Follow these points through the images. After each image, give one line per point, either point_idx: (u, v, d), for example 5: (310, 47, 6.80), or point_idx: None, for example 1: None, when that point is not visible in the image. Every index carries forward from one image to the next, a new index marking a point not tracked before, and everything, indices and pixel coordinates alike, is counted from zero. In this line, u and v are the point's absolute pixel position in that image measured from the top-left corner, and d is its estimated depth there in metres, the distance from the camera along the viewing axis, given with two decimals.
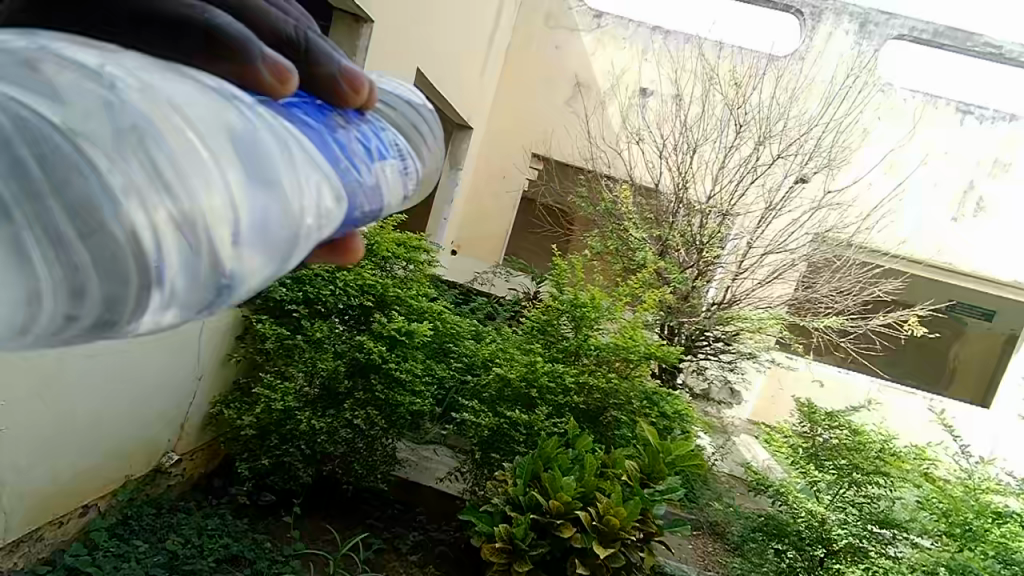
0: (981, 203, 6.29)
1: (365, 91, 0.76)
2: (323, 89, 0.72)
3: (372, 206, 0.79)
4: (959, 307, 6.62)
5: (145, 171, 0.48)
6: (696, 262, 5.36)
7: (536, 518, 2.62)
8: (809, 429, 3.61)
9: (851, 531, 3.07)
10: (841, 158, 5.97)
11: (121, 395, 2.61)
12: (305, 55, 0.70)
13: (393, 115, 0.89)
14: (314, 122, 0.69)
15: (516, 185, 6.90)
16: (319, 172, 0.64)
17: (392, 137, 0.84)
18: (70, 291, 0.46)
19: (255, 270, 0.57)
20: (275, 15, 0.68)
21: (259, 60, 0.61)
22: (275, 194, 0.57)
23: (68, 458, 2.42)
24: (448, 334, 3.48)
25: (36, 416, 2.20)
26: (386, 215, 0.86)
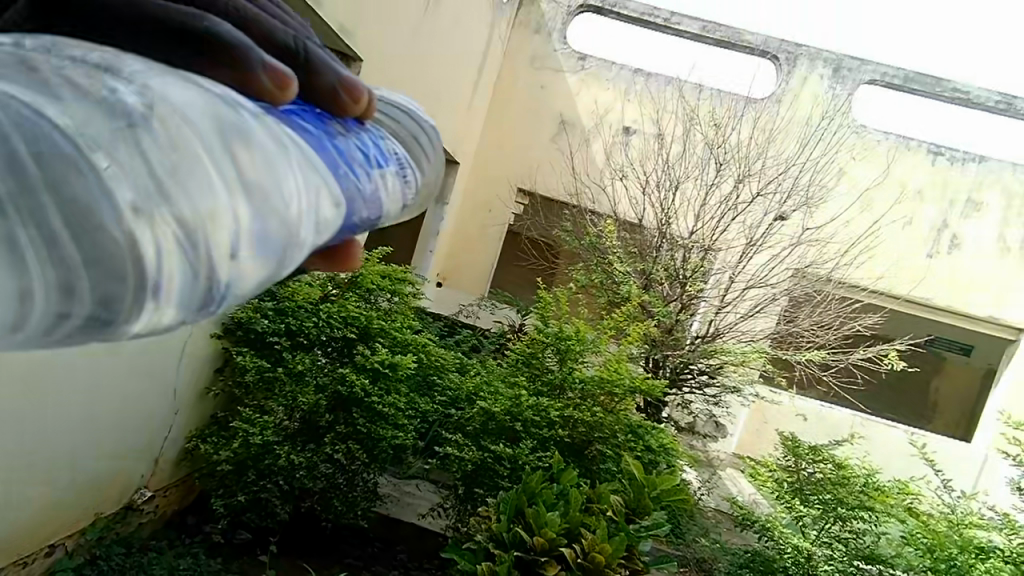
0: (955, 241, 6.45)
1: (365, 101, 0.75)
2: (322, 99, 0.71)
3: (371, 215, 0.76)
4: (939, 341, 7.00)
5: (144, 175, 0.48)
6: (679, 296, 5.41)
7: (520, 555, 2.54)
8: (793, 463, 3.59)
9: (837, 567, 3.05)
10: (818, 197, 6.13)
11: (105, 415, 2.57)
12: (304, 64, 0.70)
13: (393, 125, 0.87)
14: (314, 129, 0.68)
15: (501, 219, 6.95)
16: (318, 179, 0.63)
17: (392, 146, 0.82)
18: (61, 290, 0.46)
19: (253, 278, 0.57)
20: (275, 26, 0.69)
21: (260, 67, 0.61)
22: (274, 201, 0.56)
23: (47, 479, 2.37)
24: (432, 366, 3.45)
25: (34, 414, 2.18)
26: (382, 225, 0.82)
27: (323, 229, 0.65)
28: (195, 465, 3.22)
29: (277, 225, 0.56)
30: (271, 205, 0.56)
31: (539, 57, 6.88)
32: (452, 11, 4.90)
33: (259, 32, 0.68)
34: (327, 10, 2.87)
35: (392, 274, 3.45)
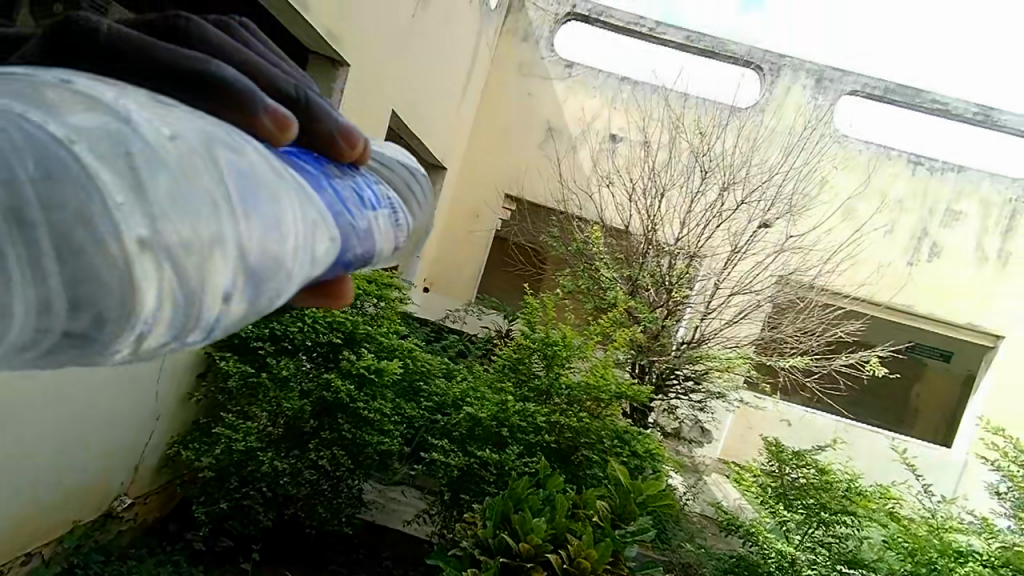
0: (935, 249, 6.56)
1: (361, 147, 0.76)
2: (321, 145, 0.72)
3: (365, 252, 0.73)
4: (920, 348, 7.21)
5: (146, 201, 0.46)
6: (665, 302, 5.49)
7: (506, 561, 2.52)
8: (777, 468, 3.61)
9: (820, 570, 3.08)
10: (801, 206, 6.22)
11: (95, 414, 2.56)
12: (305, 109, 0.72)
13: (389, 174, 0.88)
14: (312, 169, 0.68)
15: (489, 225, 6.96)
16: (316, 218, 0.60)
17: (386, 191, 0.81)
18: (38, 306, 0.44)
19: (239, 316, 0.54)
20: (278, 73, 0.70)
21: (262, 110, 0.61)
22: (272, 241, 0.53)
23: (37, 473, 2.35)
24: (419, 371, 3.43)
25: (35, 400, 2.19)
26: (375, 265, 0.81)
27: (318, 265, 0.63)
28: (177, 472, 3.17)
29: (271, 264, 0.53)
30: (270, 244, 0.53)
31: (527, 65, 6.90)
32: (441, 10, 4.87)
33: (262, 78, 0.68)
34: (315, 15, 2.86)
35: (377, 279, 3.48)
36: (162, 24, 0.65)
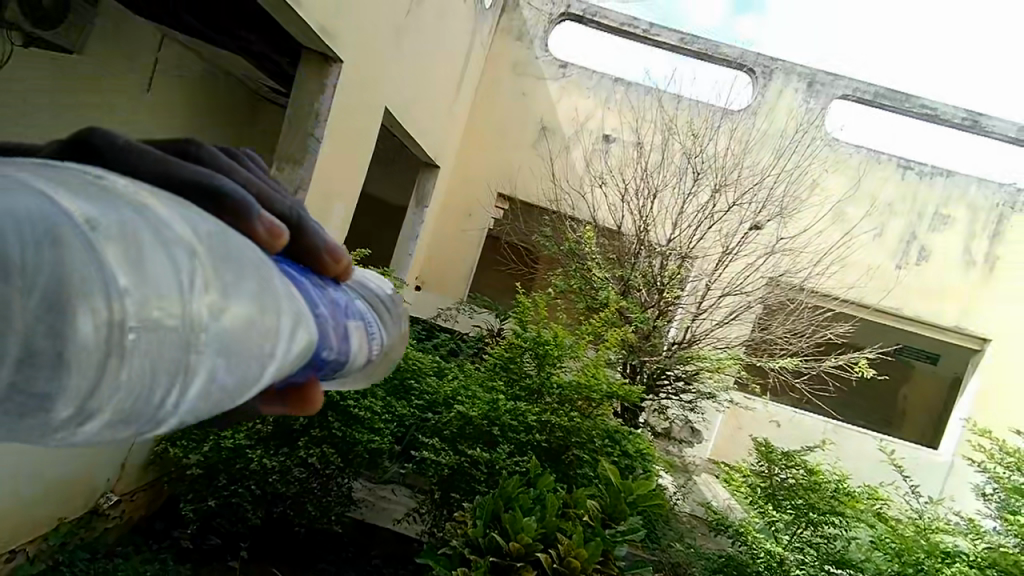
0: (923, 253, 6.62)
1: (344, 262, 0.76)
2: (307, 257, 0.70)
3: (338, 358, 0.71)
4: (908, 351, 7.29)
5: (141, 284, 0.47)
6: (656, 303, 5.50)
7: (496, 560, 2.50)
8: (766, 469, 3.68)
9: (809, 571, 3.07)
10: (791, 208, 6.27)
11: None
12: (296, 225, 0.70)
13: (368, 294, 0.88)
14: (296, 275, 0.66)
15: (483, 224, 6.95)
16: (295, 321, 0.60)
17: (360, 307, 0.81)
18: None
19: (201, 410, 0.53)
20: (275, 192, 0.70)
21: (257, 218, 0.60)
22: (245, 343, 0.54)
23: (21, 466, 2.32)
24: (409, 370, 3.41)
25: None
26: (346, 374, 0.77)
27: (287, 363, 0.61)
28: (165, 471, 3.14)
29: (239, 363, 0.54)
30: (243, 344, 0.54)
31: (521, 65, 6.90)
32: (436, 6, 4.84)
33: (259, 194, 0.67)
34: (309, 11, 2.83)
35: None
36: (169, 144, 0.65)
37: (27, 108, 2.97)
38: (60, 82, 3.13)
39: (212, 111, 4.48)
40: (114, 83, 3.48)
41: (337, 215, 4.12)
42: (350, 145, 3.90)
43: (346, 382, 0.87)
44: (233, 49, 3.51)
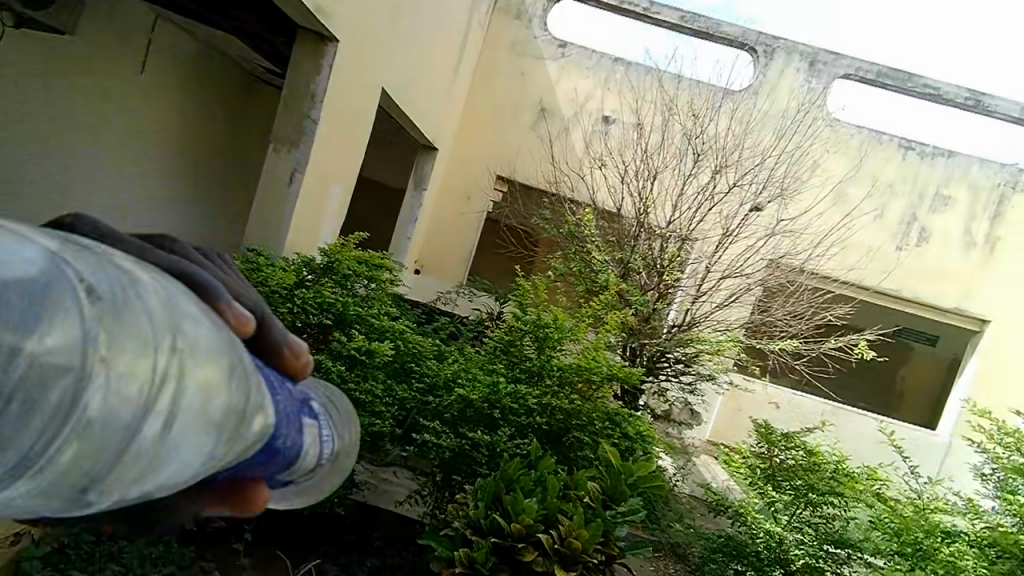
0: (924, 234, 6.61)
1: (304, 358, 0.74)
2: (266, 351, 0.70)
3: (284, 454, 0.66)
4: (907, 333, 7.33)
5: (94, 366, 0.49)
6: (657, 285, 5.49)
7: (497, 541, 2.51)
8: (767, 450, 3.65)
9: (808, 551, 3.07)
10: (791, 189, 6.22)
11: None
12: (259, 320, 0.70)
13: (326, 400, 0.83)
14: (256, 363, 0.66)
15: (481, 208, 6.90)
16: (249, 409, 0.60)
17: (312, 403, 0.77)
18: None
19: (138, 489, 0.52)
20: (244, 288, 0.72)
21: (226, 308, 0.62)
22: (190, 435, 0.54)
23: None
24: (409, 353, 3.34)
25: None
26: (293, 473, 0.70)
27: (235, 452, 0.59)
28: None
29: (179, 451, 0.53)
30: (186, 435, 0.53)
31: (519, 44, 6.82)
32: None
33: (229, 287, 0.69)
34: None
35: (369, 260, 3.50)
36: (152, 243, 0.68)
37: (22, 91, 2.95)
38: (53, 65, 3.09)
39: (206, 92, 4.42)
40: (106, 66, 3.44)
41: (336, 197, 4.11)
42: (346, 127, 3.84)
43: (286, 498, 0.77)
44: (227, 29, 3.48)
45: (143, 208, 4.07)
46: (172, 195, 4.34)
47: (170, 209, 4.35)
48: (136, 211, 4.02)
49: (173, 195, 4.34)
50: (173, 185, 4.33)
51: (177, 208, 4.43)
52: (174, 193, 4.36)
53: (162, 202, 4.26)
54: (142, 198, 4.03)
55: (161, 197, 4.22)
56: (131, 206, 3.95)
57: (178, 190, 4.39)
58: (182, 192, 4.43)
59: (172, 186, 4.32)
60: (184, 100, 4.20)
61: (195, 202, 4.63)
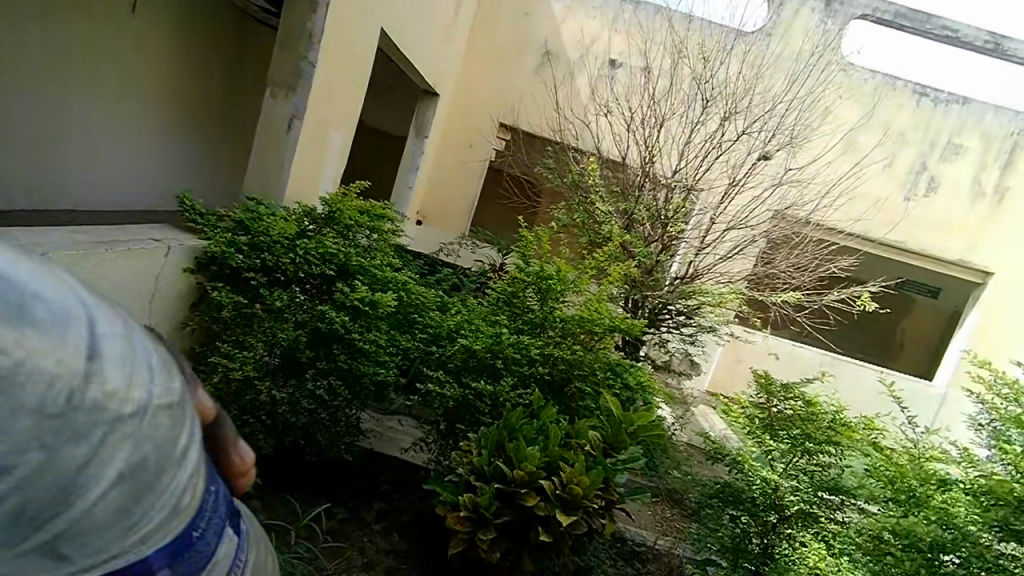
0: (933, 183, 6.52)
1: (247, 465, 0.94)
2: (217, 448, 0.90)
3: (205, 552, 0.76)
4: (908, 285, 7.16)
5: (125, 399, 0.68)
6: (660, 237, 5.45)
7: (501, 487, 2.58)
8: (765, 401, 3.36)
9: (803, 497, 3.01)
10: (801, 136, 6.06)
11: None
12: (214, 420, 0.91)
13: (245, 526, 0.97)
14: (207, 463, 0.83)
15: (483, 156, 6.78)
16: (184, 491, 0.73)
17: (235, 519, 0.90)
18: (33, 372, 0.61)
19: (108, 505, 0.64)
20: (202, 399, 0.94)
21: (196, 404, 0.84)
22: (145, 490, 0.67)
23: None
24: (412, 305, 3.35)
25: None
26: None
27: (156, 524, 0.68)
28: None
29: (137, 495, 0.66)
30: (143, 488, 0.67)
31: None
32: None
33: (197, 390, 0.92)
34: None
35: (370, 210, 3.41)
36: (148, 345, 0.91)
37: (19, 35, 2.96)
38: (49, 6, 3.07)
39: (200, 36, 4.27)
40: (104, 10, 3.41)
41: (336, 145, 4.04)
42: (344, 71, 3.73)
43: None
44: None
45: (139, 160, 4.08)
46: (169, 147, 4.31)
47: (168, 160, 4.34)
48: (133, 163, 4.03)
49: (169, 146, 4.31)
50: (170, 136, 4.29)
51: (176, 160, 4.40)
52: (172, 144, 4.32)
53: (160, 155, 4.24)
54: (137, 150, 4.04)
55: (158, 149, 4.21)
56: (127, 158, 3.96)
57: (176, 141, 4.36)
58: (180, 143, 4.39)
59: (169, 137, 4.28)
60: (177, 49, 4.09)
61: (197, 153, 4.58)
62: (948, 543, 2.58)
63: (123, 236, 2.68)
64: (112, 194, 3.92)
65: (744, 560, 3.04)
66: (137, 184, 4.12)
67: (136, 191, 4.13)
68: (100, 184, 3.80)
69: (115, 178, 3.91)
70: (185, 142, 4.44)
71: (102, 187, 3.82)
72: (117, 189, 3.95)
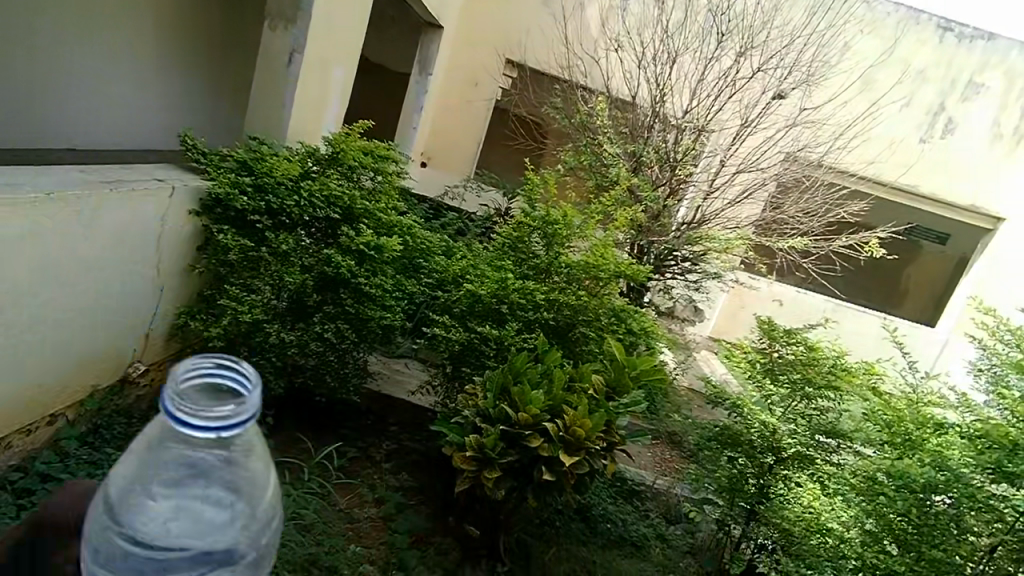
0: (951, 124, 6.36)
1: None
2: None
3: None
4: (917, 230, 6.92)
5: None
6: (668, 180, 5.38)
7: (505, 429, 2.63)
8: (767, 345, 3.45)
9: (800, 439, 3.06)
10: (819, 74, 5.84)
11: (104, 273, 2.50)
12: None
13: None
14: None
15: (488, 95, 6.60)
16: None
17: None
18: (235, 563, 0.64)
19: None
20: None
21: None
22: None
23: (52, 339, 2.34)
24: (418, 249, 3.44)
25: (34, 255, 2.10)
26: None
27: None
28: (187, 341, 3.18)
29: None
30: None
31: None
32: None
33: None
34: None
35: (375, 151, 3.38)
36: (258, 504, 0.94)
37: None
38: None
39: None
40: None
41: (338, 82, 3.93)
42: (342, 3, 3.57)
43: None
44: None
45: (138, 101, 4.20)
46: (171, 91, 4.36)
47: (171, 105, 4.40)
48: (130, 103, 4.16)
49: (172, 91, 4.37)
50: (173, 81, 4.34)
51: (180, 105, 4.45)
52: (175, 89, 4.37)
53: (161, 99, 4.33)
54: (135, 90, 4.16)
55: (158, 91, 4.29)
56: (123, 96, 4.10)
57: (180, 86, 4.40)
58: (184, 88, 4.43)
59: (171, 82, 4.33)
60: None
61: (203, 100, 4.59)
62: (939, 483, 2.55)
63: (126, 176, 2.67)
64: (108, 131, 4.10)
65: (740, 499, 3.11)
66: (135, 123, 4.25)
67: (135, 131, 4.28)
68: (93, 119, 3.99)
69: (110, 115, 4.07)
70: (191, 89, 4.47)
71: (96, 121, 4.01)
72: (113, 126, 4.12)
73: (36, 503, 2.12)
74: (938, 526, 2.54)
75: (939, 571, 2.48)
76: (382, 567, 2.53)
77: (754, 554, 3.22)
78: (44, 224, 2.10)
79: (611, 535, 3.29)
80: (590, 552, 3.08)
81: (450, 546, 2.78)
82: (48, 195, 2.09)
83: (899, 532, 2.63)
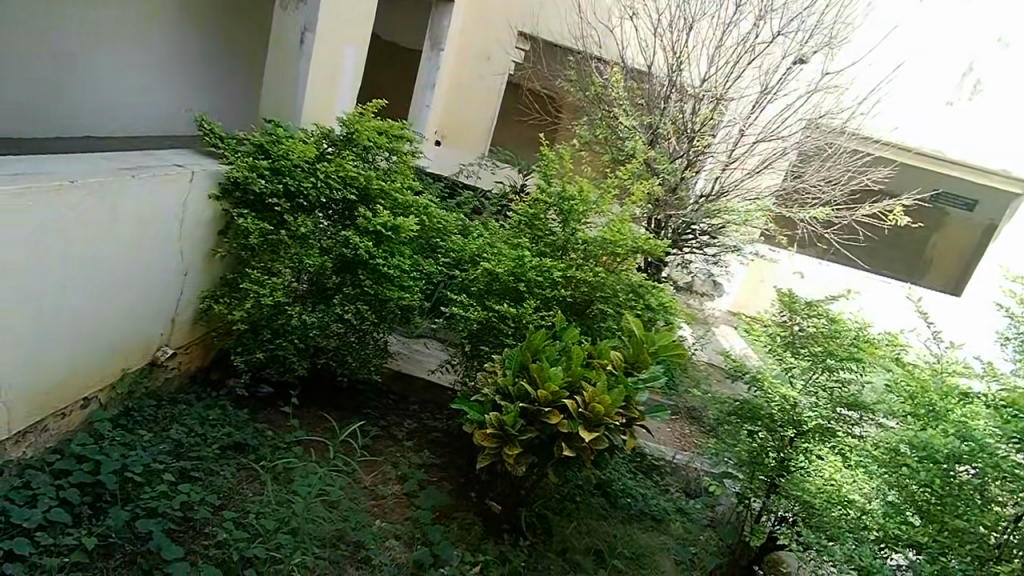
0: (977, 87, 6.18)
1: None
2: None
3: None
4: (943, 197, 6.67)
5: None
6: (686, 151, 5.33)
7: (525, 406, 2.64)
8: (788, 318, 3.46)
9: (821, 413, 3.05)
10: (842, 36, 5.57)
11: (126, 262, 2.55)
12: None
13: None
14: None
15: (501, 69, 6.41)
16: None
17: None
18: None
19: None
20: None
21: None
22: None
23: (78, 326, 2.39)
24: (435, 229, 3.49)
25: (60, 242, 2.15)
26: None
27: None
28: (213, 324, 3.25)
29: None
30: None
31: None
32: None
33: None
34: None
35: (390, 130, 3.38)
36: None
37: None
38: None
39: None
40: None
41: (351, 59, 3.91)
42: None
43: None
44: None
45: (168, 85, 4.36)
46: (194, 73, 4.52)
47: (194, 85, 4.56)
48: (162, 89, 4.32)
49: (193, 73, 4.53)
50: (195, 61, 4.48)
51: (202, 83, 4.60)
52: (196, 69, 4.52)
53: (185, 78, 4.47)
54: (164, 77, 4.31)
55: (182, 74, 4.44)
56: (155, 84, 4.25)
57: (201, 66, 4.55)
58: (205, 68, 4.57)
59: (194, 64, 4.48)
60: None
61: (221, 75, 4.74)
62: (964, 454, 2.48)
63: (146, 162, 2.71)
64: (147, 120, 4.29)
65: (760, 472, 3.11)
66: (171, 108, 4.44)
67: (170, 115, 4.46)
68: (134, 109, 4.17)
69: (146, 103, 4.24)
70: (211, 67, 4.62)
71: (136, 111, 4.19)
72: (152, 114, 4.31)
73: (73, 484, 2.19)
74: (962, 497, 2.48)
75: (961, 540, 2.46)
76: (407, 542, 2.58)
77: (774, 526, 3.18)
78: (67, 212, 2.15)
79: (632, 509, 3.35)
80: (611, 526, 3.15)
81: (473, 521, 2.83)
82: (72, 182, 2.13)
83: (921, 504, 2.58)
